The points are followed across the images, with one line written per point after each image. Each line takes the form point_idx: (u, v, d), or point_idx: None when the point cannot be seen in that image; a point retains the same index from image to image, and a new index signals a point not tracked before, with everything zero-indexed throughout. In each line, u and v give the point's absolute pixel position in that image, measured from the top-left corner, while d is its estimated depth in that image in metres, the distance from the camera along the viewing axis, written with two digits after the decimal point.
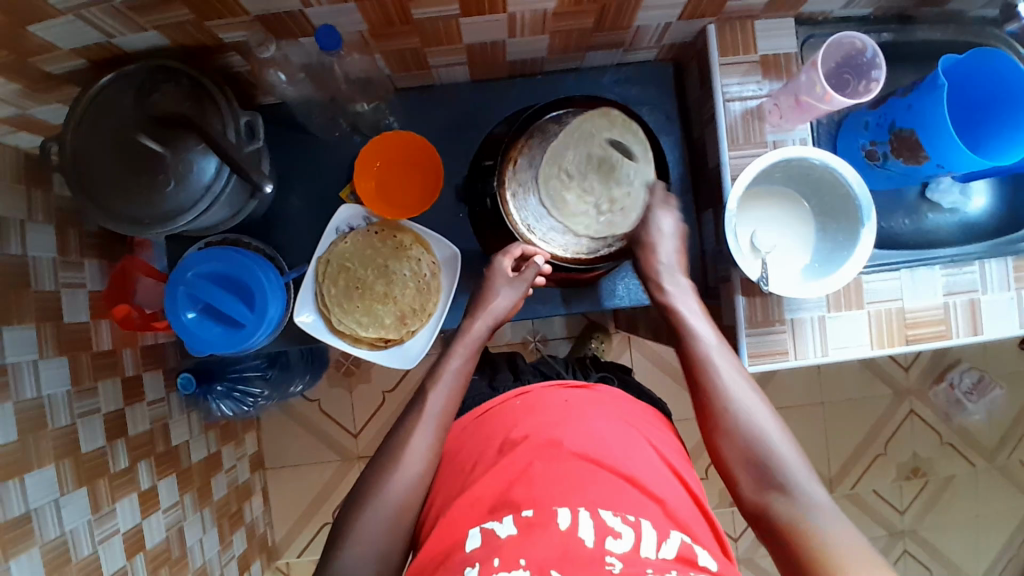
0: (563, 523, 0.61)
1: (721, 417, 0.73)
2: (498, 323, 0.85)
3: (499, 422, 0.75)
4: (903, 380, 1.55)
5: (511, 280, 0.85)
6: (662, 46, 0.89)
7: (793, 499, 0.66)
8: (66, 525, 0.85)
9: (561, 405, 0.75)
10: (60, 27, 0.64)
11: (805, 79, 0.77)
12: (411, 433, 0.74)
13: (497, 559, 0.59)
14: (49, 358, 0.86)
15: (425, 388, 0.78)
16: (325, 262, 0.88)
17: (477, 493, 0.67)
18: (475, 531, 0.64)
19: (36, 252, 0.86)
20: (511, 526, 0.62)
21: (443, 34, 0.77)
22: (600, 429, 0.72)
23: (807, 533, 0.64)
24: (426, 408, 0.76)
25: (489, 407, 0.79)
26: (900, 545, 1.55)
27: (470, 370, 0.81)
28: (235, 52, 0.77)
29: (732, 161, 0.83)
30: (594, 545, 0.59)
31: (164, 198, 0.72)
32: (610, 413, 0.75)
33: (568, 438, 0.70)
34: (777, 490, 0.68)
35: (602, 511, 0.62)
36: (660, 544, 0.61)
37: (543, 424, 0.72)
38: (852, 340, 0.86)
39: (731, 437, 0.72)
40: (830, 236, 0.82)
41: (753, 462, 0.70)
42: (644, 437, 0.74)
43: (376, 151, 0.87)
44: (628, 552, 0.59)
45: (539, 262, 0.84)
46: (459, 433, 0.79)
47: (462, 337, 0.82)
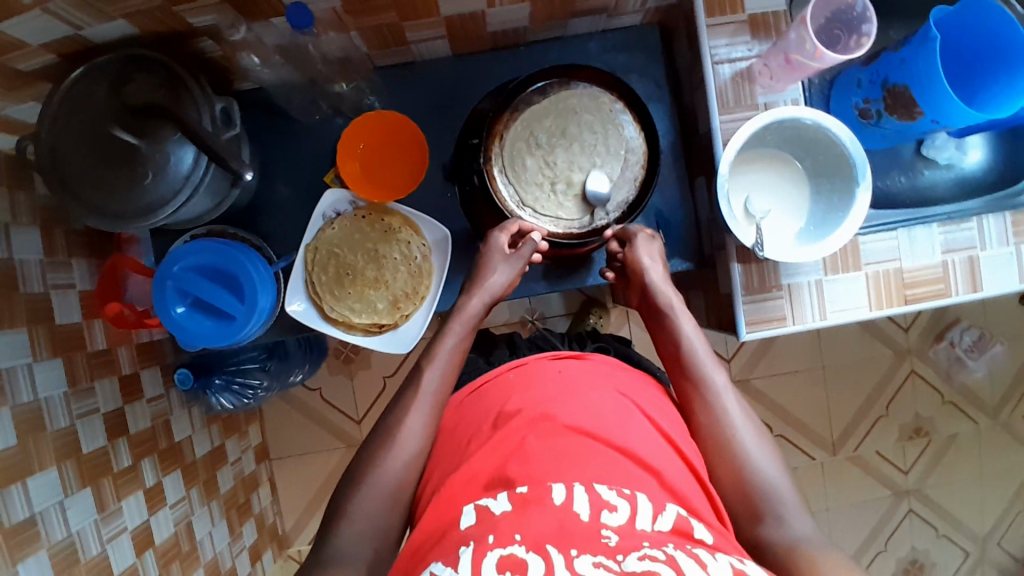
0: (557, 498, 0.59)
1: (717, 450, 0.72)
2: (495, 301, 0.83)
3: (493, 395, 0.75)
4: (903, 341, 1.54)
5: (508, 256, 0.82)
6: (646, 9, 0.86)
7: (784, 528, 0.65)
8: (72, 526, 0.86)
9: (556, 377, 0.75)
10: (28, 22, 0.62)
11: (795, 36, 0.74)
12: (407, 414, 0.73)
13: (492, 536, 0.57)
14: (43, 361, 0.88)
15: (420, 368, 0.77)
16: (313, 249, 0.86)
17: (472, 470, 0.67)
18: (469, 509, 0.62)
19: (23, 255, 0.87)
20: (506, 503, 0.61)
21: (419, 7, 0.74)
22: (596, 402, 0.71)
23: (804, 562, 0.61)
24: (423, 387, 0.75)
25: (484, 380, 0.79)
26: (905, 504, 1.56)
27: (465, 348, 0.80)
28: (208, 37, 0.74)
29: (723, 126, 0.81)
30: (590, 519, 0.58)
31: (144, 190, 0.70)
32: (600, 385, 0.75)
33: (562, 412, 0.69)
34: (772, 524, 0.65)
35: (597, 486, 0.61)
36: (656, 516, 0.60)
37: (537, 398, 0.72)
38: (852, 303, 0.84)
39: (731, 467, 0.70)
40: (824, 197, 0.79)
41: (751, 495, 0.68)
42: (642, 410, 0.73)
43: (360, 132, 0.85)
44: (624, 526, 0.58)
45: (537, 238, 0.81)
46: (455, 408, 0.79)
47: (457, 315, 0.81)
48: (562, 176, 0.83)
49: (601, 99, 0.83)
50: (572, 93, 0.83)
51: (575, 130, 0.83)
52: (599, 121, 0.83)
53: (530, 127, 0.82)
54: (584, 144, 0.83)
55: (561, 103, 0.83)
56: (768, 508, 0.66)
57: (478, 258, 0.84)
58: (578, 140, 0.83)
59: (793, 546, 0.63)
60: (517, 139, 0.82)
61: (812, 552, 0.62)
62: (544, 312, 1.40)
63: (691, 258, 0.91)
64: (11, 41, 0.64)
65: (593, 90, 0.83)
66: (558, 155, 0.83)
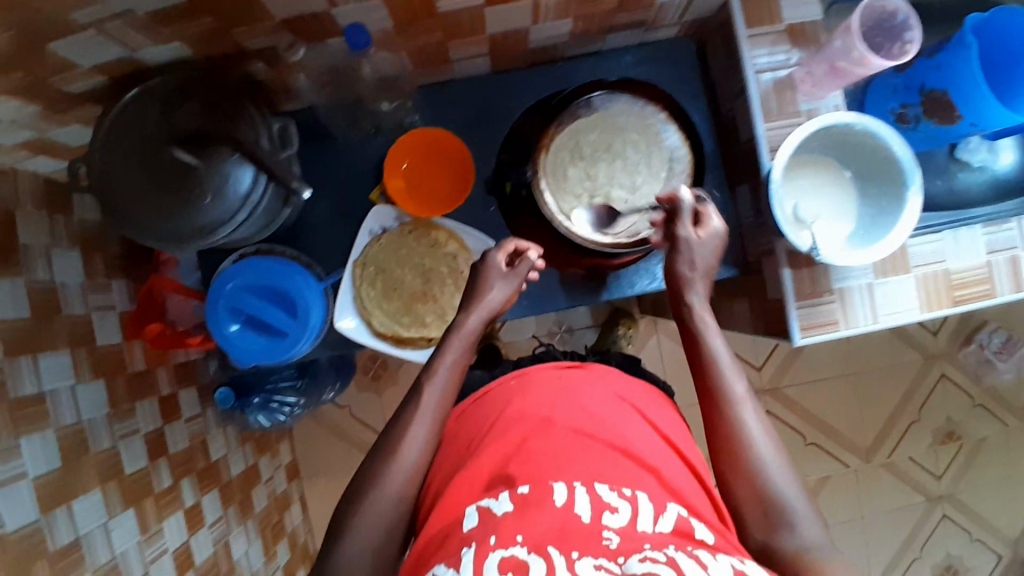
0: (559, 500, 0.61)
1: (733, 468, 0.66)
2: (494, 317, 0.79)
3: (492, 403, 0.78)
4: (931, 345, 1.54)
5: (505, 274, 0.80)
6: (683, 23, 0.87)
7: (798, 537, 0.62)
8: (117, 548, 0.87)
9: (551, 383, 0.78)
10: (81, 43, 0.63)
11: (841, 44, 0.75)
12: (409, 425, 0.72)
13: (494, 537, 0.57)
14: (85, 383, 0.89)
15: (419, 385, 0.75)
16: (361, 265, 0.87)
17: (474, 471, 0.68)
18: (471, 511, 0.63)
19: (63, 279, 0.90)
20: (507, 504, 0.62)
21: (466, 26, 0.75)
22: (594, 406, 0.74)
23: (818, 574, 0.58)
24: (425, 401, 0.73)
25: (488, 389, 0.82)
26: (939, 509, 1.55)
27: (466, 364, 0.78)
28: (258, 59, 0.74)
29: (768, 134, 0.81)
30: (591, 520, 0.59)
31: (201, 212, 0.70)
32: (600, 391, 0.77)
33: (561, 418, 0.72)
34: (785, 532, 0.62)
35: (598, 486, 0.63)
36: (656, 517, 0.61)
37: (537, 404, 0.75)
38: (901, 306, 0.84)
39: (742, 474, 0.66)
40: (872, 200, 0.79)
41: (761, 502, 0.64)
42: (638, 412, 0.77)
43: (404, 150, 0.86)
44: (625, 527, 0.59)
45: (532, 258, 0.80)
46: (457, 416, 0.81)
47: (455, 333, 0.78)
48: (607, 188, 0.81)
49: (645, 111, 0.82)
50: (615, 104, 0.82)
51: (619, 142, 0.81)
52: (644, 131, 0.82)
53: (573, 140, 0.81)
54: (628, 155, 0.81)
55: (605, 115, 0.81)
56: (780, 516, 0.63)
57: (474, 274, 0.82)
58: (622, 152, 0.81)
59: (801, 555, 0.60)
60: (561, 152, 0.81)
61: (823, 562, 0.59)
62: (571, 324, 1.45)
63: (736, 264, 0.90)
64: (63, 62, 0.65)
65: (636, 101, 0.82)
66: (602, 168, 0.81)
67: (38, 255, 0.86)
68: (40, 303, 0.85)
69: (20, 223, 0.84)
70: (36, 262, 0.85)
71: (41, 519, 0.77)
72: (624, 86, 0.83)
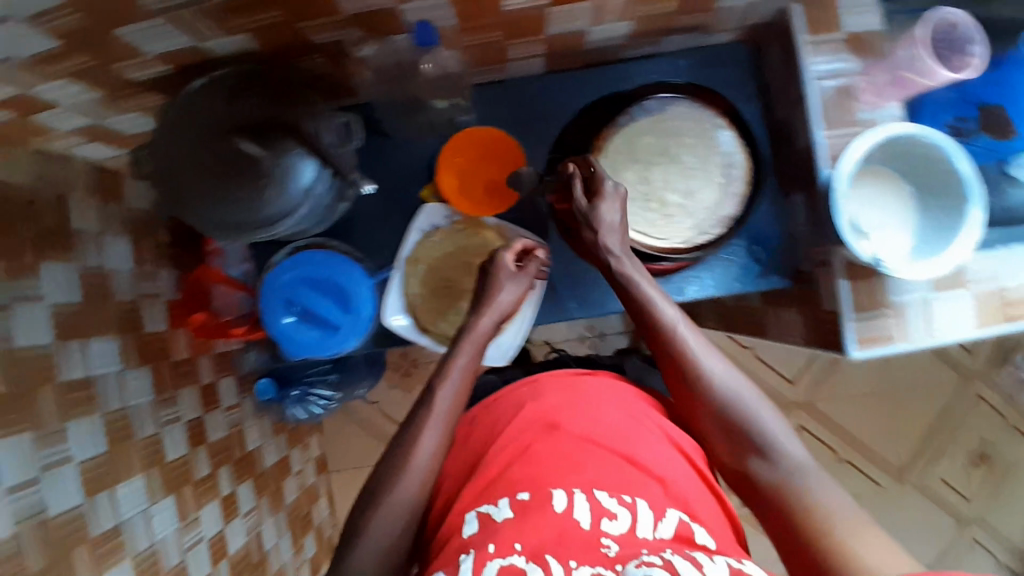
0: (559, 506, 0.65)
1: (718, 425, 0.75)
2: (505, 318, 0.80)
3: (504, 408, 0.79)
4: (969, 365, 1.51)
5: (514, 275, 0.80)
6: (742, 27, 0.86)
7: (773, 464, 0.72)
8: (156, 534, 0.88)
9: (563, 388, 0.79)
10: (151, 31, 0.64)
11: (906, 54, 0.76)
12: (420, 435, 0.72)
13: (492, 544, 0.62)
14: (132, 369, 0.91)
15: (433, 385, 0.75)
16: (411, 262, 0.88)
17: (480, 477, 0.71)
18: (472, 516, 0.67)
19: (113, 265, 0.91)
20: (507, 510, 0.65)
21: (527, 25, 0.75)
22: (603, 415, 0.75)
23: (796, 493, 0.69)
24: (437, 407, 0.74)
25: (498, 394, 0.82)
26: (968, 531, 1.52)
27: (476, 368, 0.78)
28: (321, 54, 0.75)
29: (830, 141, 0.80)
30: (590, 528, 0.63)
31: (262, 202, 0.70)
32: (611, 398, 0.78)
33: (569, 423, 0.74)
34: (763, 462, 0.72)
35: (598, 493, 0.66)
36: (655, 523, 0.65)
37: (546, 408, 0.76)
38: (955, 322, 0.82)
39: (712, 418, 0.75)
40: (932, 213, 0.78)
41: (741, 440, 0.73)
42: (643, 416, 0.77)
43: (459, 148, 0.87)
44: (624, 534, 0.63)
45: (542, 257, 0.84)
46: (469, 414, 0.83)
47: (467, 335, 0.78)
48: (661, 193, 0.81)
49: (703, 116, 0.81)
50: (671, 108, 0.81)
51: (676, 146, 0.81)
52: (700, 135, 0.81)
53: (628, 145, 0.81)
54: (683, 159, 0.81)
55: (662, 119, 0.81)
56: (755, 445, 0.73)
57: (481, 276, 0.81)
58: (677, 156, 0.81)
59: (781, 482, 0.71)
60: (617, 156, 0.81)
61: (799, 484, 0.70)
62: (602, 329, 1.46)
63: (791, 276, 0.90)
64: (132, 49, 0.66)
65: (692, 105, 0.81)
66: (657, 173, 0.81)
67: (90, 241, 0.87)
68: (91, 289, 0.86)
69: (72, 206, 0.85)
70: (88, 247, 0.87)
71: (83, 505, 0.77)
72: (684, 89, 0.82)
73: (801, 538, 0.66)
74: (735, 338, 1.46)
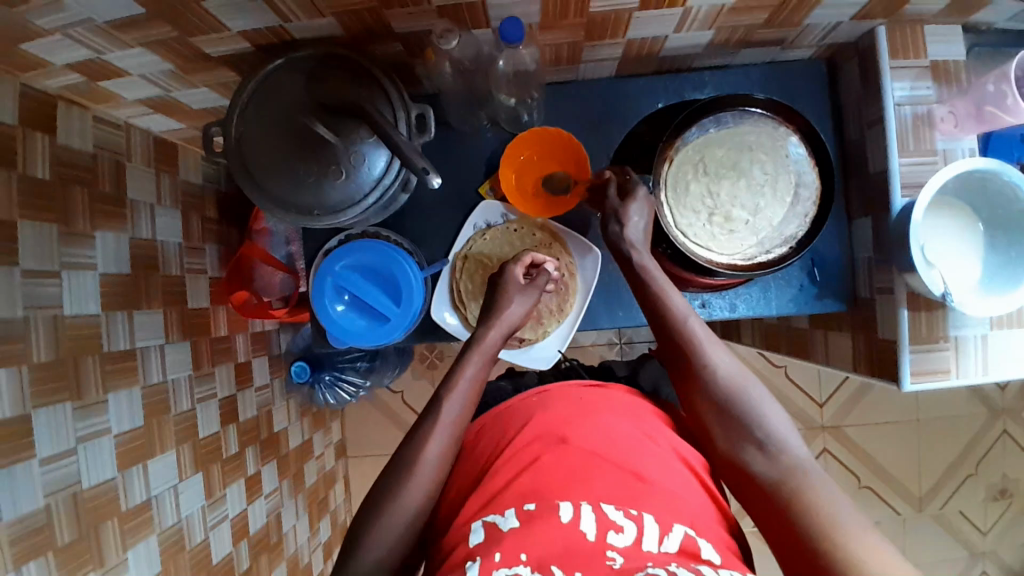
0: (564, 516, 0.61)
1: (722, 423, 0.72)
2: (511, 332, 0.82)
3: (512, 417, 0.76)
4: (998, 400, 1.49)
5: (523, 288, 0.84)
6: (821, 44, 0.85)
7: (773, 461, 0.68)
8: (183, 511, 0.88)
9: (576, 402, 0.75)
10: (239, 8, 0.63)
11: (994, 90, 0.74)
12: (424, 445, 0.70)
13: (498, 553, 0.59)
14: (173, 343, 0.90)
15: (438, 397, 0.74)
16: (463, 257, 0.89)
17: (485, 487, 0.67)
18: (477, 525, 0.63)
19: (164, 237, 0.91)
20: (513, 519, 0.62)
21: (608, 27, 0.74)
22: (613, 427, 0.72)
23: (797, 493, 0.64)
24: (443, 416, 0.72)
25: (507, 403, 0.79)
26: (980, 567, 1.51)
27: (484, 378, 0.78)
28: (398, 42, 0.75)
29: (903, 169, 0.79)
30: (595, 539, 0.60)
31: (333, 188, 0.71)
32: (626, 412, 0.74)
33: (577, 436, 0.70)
34: (762, 458, 0.68)
35: (605, 505, 0.63)
36: (662, 537, 0.61)
37: (551, 421, 0.72)
38: (1013, 360, 0.80)
39: (715, 415, 0.72)
40: (999, 250, 0.77)
41: (740, 434, 0.70)
42: (658, 435, 0.73)
43: (524, 144, 0.86)
44: (630, 546, 0.59)
45: (550, 271, 0.86)
46: (479, 424, 0.79)
47: (475, 346, 0.79)
48: (728, 207, 0.79)
49: (777, 132, 0.80)
50: (744, 121, 0.79)
51: (747, 161, 0.79)
52: (773, 152, 0.80)
53: (699, 155, 0.79)
54: (753, 176, 0.79)
55: (738, 132, 0.79)
56: (761, 440, 0.69)
57: (490, 289, 0.84)
58: (747, 172, 0.79)
59: (780, 478, 0.66)
60: (685, 166, 0.80)
61: (798, 483, 0.65)
62: (632, 336, 1.45)
63: (845, 300, 0.89)
64: (215, 24, 0.66)
65: (767, 120, 0.80)
66: (726, 186, 0.79)
67: (144, 213, 0.87)
68: (140, 260, 0.86)
69: (130, 176, 0.86)
70: (141, 218, 0.87)
71: (117, 478, 0.78)
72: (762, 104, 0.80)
73: (806, 540, 0.60)
74: (766, 356, 1.45)
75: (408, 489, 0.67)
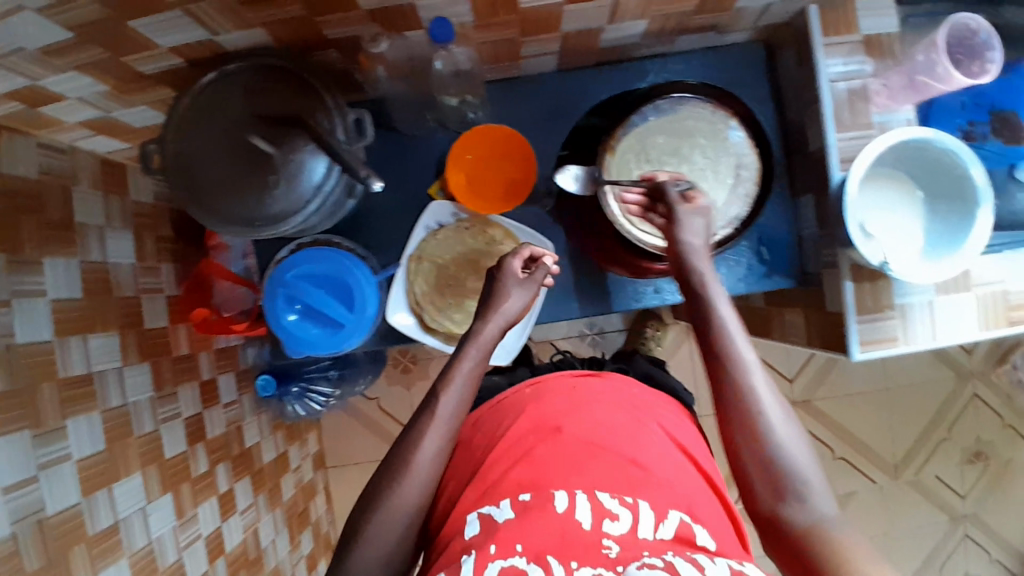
0: (560, 506, 0.62)
1: (760, 468, 0.65)
2: (509, 325, 0.77)
3: (509, 409, 0.78)
4: (966, 363, 1.52)
5: (522, 280, 0.78)
6: (757, 27, 0.86)
7: (806, 510, 0.63)
8: (153, 532, 0.87)
9: (570, 393, 0.77)
10: (165, 24, 0.63)
11: (924, 59, 0.76)
12: (420, 438, 0.69)
13: (493, 545, 0.58)
14: (132, 365, 0.89)
15: (434, 393, 0.71)
16: (416, 260, 0.87)
17: (480, 479, 0.68)
18: (473, 518, 0.64)
19: (115, 259, 0.90)
20: (508, 511, 0.62)
21: (543, 22, 0.74)
22: (607, 416, 0.73)
23: (826, 546, 0.61)
24: (439, 412, 0.70)
25: (503, 397, 0.81)
26: (961, 529, 1.54)
27: (480, 374, 0.74)
28: (334, 48, 0.74)
29: (841, 144, 0.80)
30: (591, 528, 0.59)
31: (273, 199, 0.70)
32: (618, 403, 0.76)
33: (571, 426, 0.72)
34: (797, 507, 0.63)
35: (600, 493, 0.63)
36: (657, 524, 0.61)
37: (547, 413, 0.74)
38: (960, 324, 0.82)
39: (755, 457, 0.65)
40: (941, 219, 0.78)
41: (776, 480, 0.64)
42: (652, 420, 0.76)
43: (468, 145, 0.86)
44: (625, 535, 0.59)
45: (550, 264, 0.80)
46: (475, 421, 0.81)
47: (471, 339, 0.74)
48: None
49: (716, 117, 0.80)
50: (685, 109, 0.80)
51: (688, 148, 0.80)
52: (713, 137, 0.81)
53: (641, 145, 0.80)
54: (694, 161, 0.80)
55: (679, 120, 0.80)
56: (796, 489, 0.63)
57: (489, 281, 0.79)
58: (688, 158, 0.80)
59: (811, 530, 0.62)
60: (629, 155, 0.81)
61: (829, 537, 0.61)
62: (604, 326, 1.46)
63: (795, 276, 0.91)
64: (144, 41, 0.65)
65: (706, 106, 0.80)
66: (668, 173, 0.81)
67: (93, 236, 0.86)
68: (91, 285, 0.84)
69: (77, 199, 0.84)
70: (91, 242, 0.85)
71: (82, 503, 0.76)
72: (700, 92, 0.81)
73: None
74: None
75: (372, 495, 0.67)
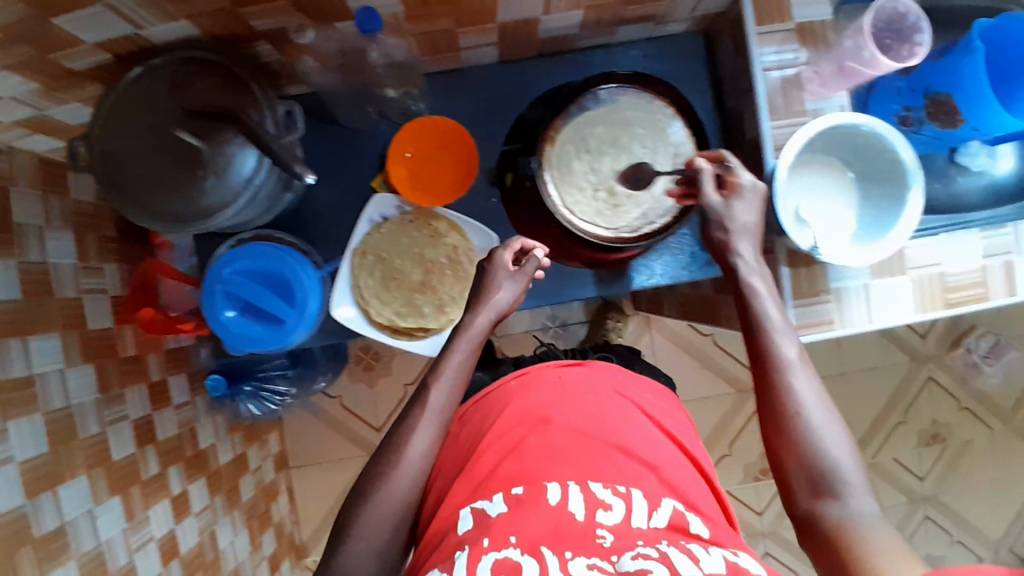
0: (552, 499, 0.62)
1: (800, 463, 0.66)
2: (502, 317, 0.77)
3: (495, 402, 0.77)
4: (920, 347, 1.56)
5: (512, 272, 0.77)
6: (694, 17, 0.87)
7: (844, 505, 0.64)
8: (101, 535, 0.85)
9: (555, 383, 0.76)
10: (87, 19, 0.61)
11: (852, 45, 0.78)
12: (411, 431, 0.69)
13: (486, 539, 0.58)
14: (76, 367, 0.87)
15: (425, 386, 0.72)
16: (360, 253, 0.87)
17: (469, 472, 0.68)
18: (466, 513, 0.63)
19: (57, 259, 0.88)
20: (501, 505, 0.62)
21: (478, 13, 0.74)
22: (596, 404, 0.74)
23: (861, 539, 0.61)
24: (430, 405, 0.71)
25: (488, 390, 0.80)
26: (921, 510, 1.57)
27: (471, 366, 0.75)
28: (265, 40, 0.74)
29: (775, 132, 0.81)
30: (585, 519, 0.60)
31: (203, 193, 0.70)
32: (599, 389, 0.76)
33: (558, 416, 0.72)
34: (833, 502, 0.64)
35: (592, 484, 0.64)
36: (651, 512, 0.62)
37: (532, 405, 0.74)
38: (897, 307, 0.83)
39: (796, 454, 0.67)
40: (872, 204, 0.79)
41: (811, 474, 0.66)
42: (640, 409, 0.76)
43: (409, 138, 0.85)
44: (620, 524, 0.61)
45: (540, 256, 0.78)
46: (461, 416, 0.80)
47: (461, 332, 0.75)
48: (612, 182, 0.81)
49: (653, 106, 0.81)
50: (623, 99, 0.81)
51: (625, 137, 0.81)
52: (651, 126, 0.81)
53: (579, 135, 0.81)
54: (631, 150, 0.81)
55: (618, 109, 0.81)
56: (835, 484, 0.65)
57: (478, 273, 0.79)
58: (626, 147, 0.81)
59: (842, 526, 0.63)
60: (568, 145, 0.81)
61: (863, 533, 0.62)
62: (566, 318, 1.47)
63: None
64: (68, 38, 0.64)
65: (643, 95, 0.81)
66: (607, 163, 0.81)
67: (30, 236, 0.84)
68: (29, 286, 0.82)
69: (14, 199, 0.82)
70: (29, 242, 0.83)
71: (26, 505, 0.75)
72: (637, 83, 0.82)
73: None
74: (695, 327, 1.48)
75: None
